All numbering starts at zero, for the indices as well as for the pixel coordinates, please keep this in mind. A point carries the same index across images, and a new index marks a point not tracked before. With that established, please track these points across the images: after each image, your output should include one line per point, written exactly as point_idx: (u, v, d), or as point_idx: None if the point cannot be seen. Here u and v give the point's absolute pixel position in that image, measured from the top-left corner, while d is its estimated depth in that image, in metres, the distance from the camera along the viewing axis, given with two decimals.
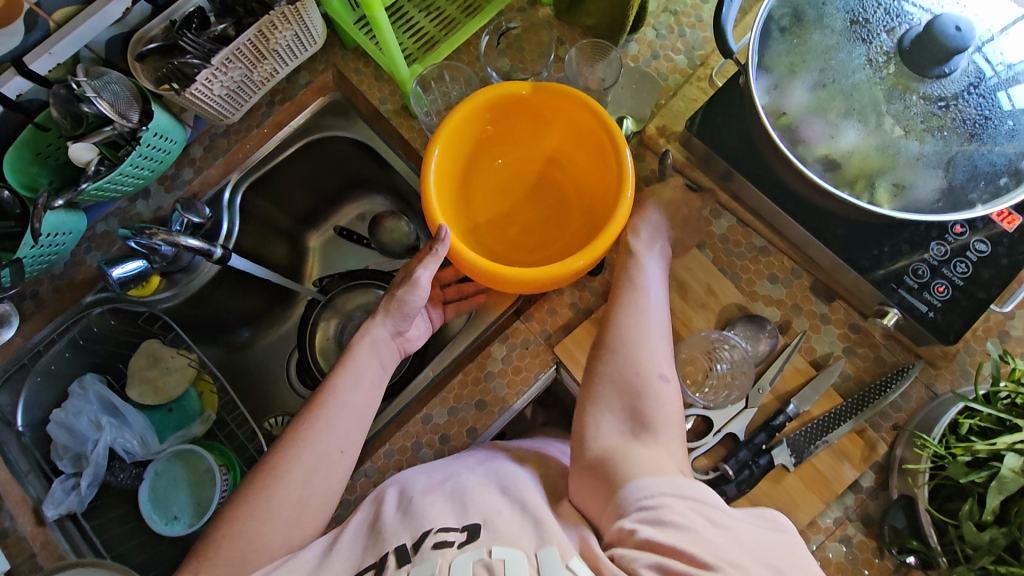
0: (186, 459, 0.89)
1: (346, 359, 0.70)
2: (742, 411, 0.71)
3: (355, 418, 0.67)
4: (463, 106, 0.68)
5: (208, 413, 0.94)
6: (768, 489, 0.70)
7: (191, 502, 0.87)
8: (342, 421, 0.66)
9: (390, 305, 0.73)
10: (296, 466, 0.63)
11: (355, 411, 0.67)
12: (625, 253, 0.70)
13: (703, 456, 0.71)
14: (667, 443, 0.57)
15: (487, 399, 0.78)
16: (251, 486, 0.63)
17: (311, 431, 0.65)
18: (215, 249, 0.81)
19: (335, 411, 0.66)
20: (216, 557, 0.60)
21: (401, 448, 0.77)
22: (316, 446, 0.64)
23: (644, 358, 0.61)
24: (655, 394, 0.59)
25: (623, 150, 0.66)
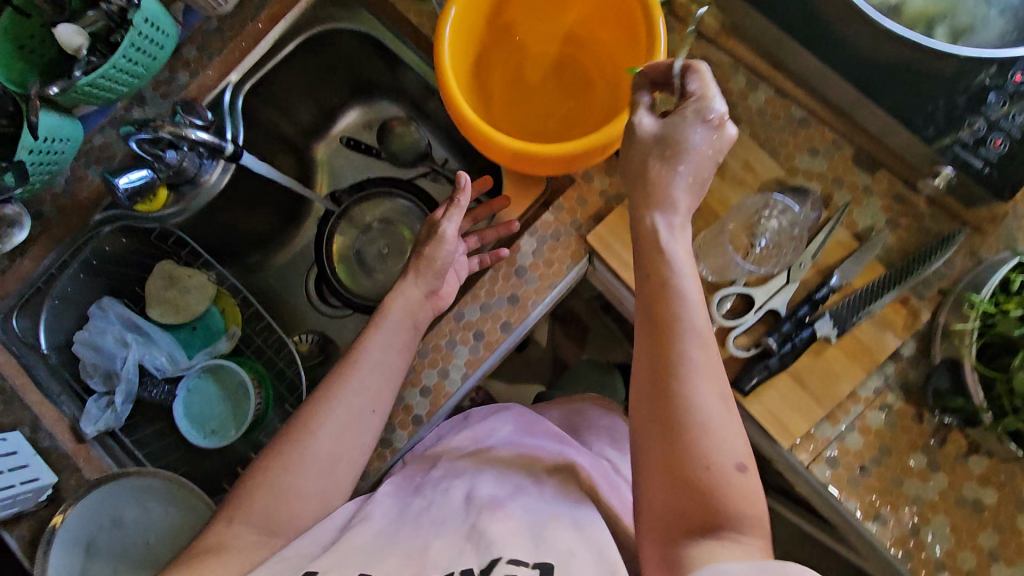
0: (217, 375, 0.89)
1: (378, 319, 0.70)
2: (784, 286, 0.69)
3: (385, 376, 0.67)
4: None
5: (234, 330, 0.92)
6: (811, 364, 0.69)
7: (228, 416, 0.88)
8: (373, 379, 0.66)
9: (422, 264, 0.73)
10: (324, 422, 0.63)
11: (387, 367, 0.67)
12: (654, 281, 0.55)
13: (743, 334, 0.70)
14: (752, 543, 0.47)
15: (519, 293, 0.76)
16: (276, 450, 0.62)
17: (344, 386, 0.65)
18: (226, 144, 0.78)
19: (367, 367, 0.66)
20: (259, 494, 0.60)
21: (435, 346, 0.76)
22: (351, 398, 0.64)
23: (716, 448, 0.49)
24: (729, 487, 0.49)
25: (655, 10, 0.60)
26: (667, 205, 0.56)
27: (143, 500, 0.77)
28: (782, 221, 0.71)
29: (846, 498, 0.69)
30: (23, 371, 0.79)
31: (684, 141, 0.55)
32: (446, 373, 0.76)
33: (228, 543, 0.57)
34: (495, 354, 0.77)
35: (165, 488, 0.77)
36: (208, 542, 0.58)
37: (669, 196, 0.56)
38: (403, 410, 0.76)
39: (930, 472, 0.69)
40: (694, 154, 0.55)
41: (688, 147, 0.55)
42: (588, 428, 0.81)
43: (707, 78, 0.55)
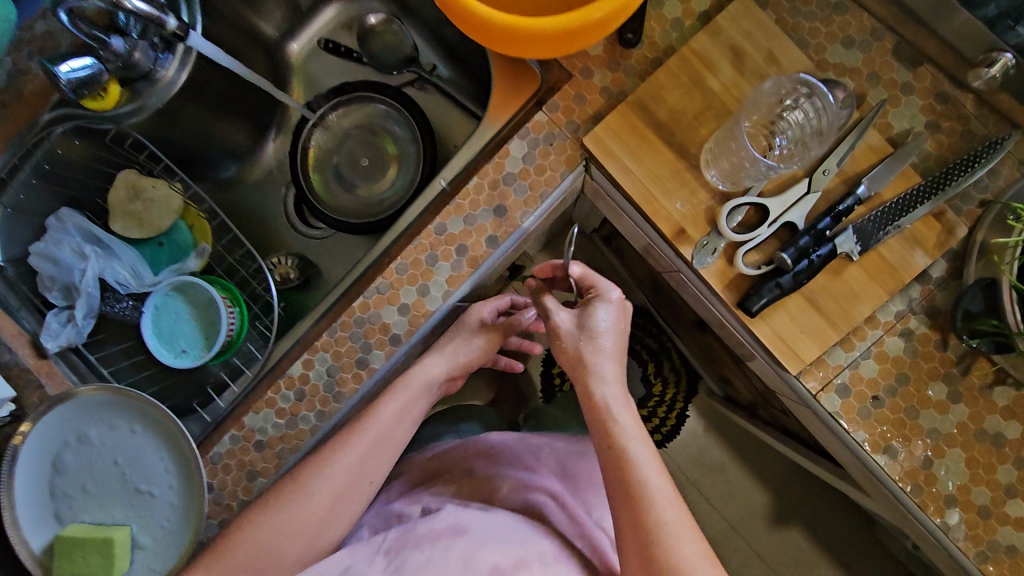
0: (185, 292, 0.84)
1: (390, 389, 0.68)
2: (803, 197, 0.62)
3: (385, 446, 0.65)
4: None
5: (203, 246, 0.87)
6: (826, 284, 0.63)
7: (199, 336, 0.83)
8: (373, 452, 0.65)
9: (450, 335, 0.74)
10: (304, 494, 0.62)
11: (388, 442, 0.66)
12: (597, 414, 0.63)
13: (754, 251, 0.63)
14: None
15: (506, 204, 0.69)
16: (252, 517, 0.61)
17: (344, 453, 0.64)
18: (168, 19, 0.68)
19: (367, 437, 0.65)
20: (239, 544, 0.60)
21: (414, 262, 0.70)
22: (350, 469, 0.63)
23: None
24: None
25: None
26: (603, 376, 0.64)
27: (108, 418, 0.73)
28: (810, 108, 0.63)
29: (855, 429, 0.64)
30: None
31: (596, 324, 0.66)
32: (425, 290, 0.70)
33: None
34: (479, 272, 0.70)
35: (126, 406, 0.72)
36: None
37: (599, 361, 0.65)
38: (380, 329, 0.70)
39: (950, 404, 0.64)
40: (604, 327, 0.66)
41: (599, 329, 0.66)
42: (590, 479, 0.75)
43: (593, 272, 0.70)
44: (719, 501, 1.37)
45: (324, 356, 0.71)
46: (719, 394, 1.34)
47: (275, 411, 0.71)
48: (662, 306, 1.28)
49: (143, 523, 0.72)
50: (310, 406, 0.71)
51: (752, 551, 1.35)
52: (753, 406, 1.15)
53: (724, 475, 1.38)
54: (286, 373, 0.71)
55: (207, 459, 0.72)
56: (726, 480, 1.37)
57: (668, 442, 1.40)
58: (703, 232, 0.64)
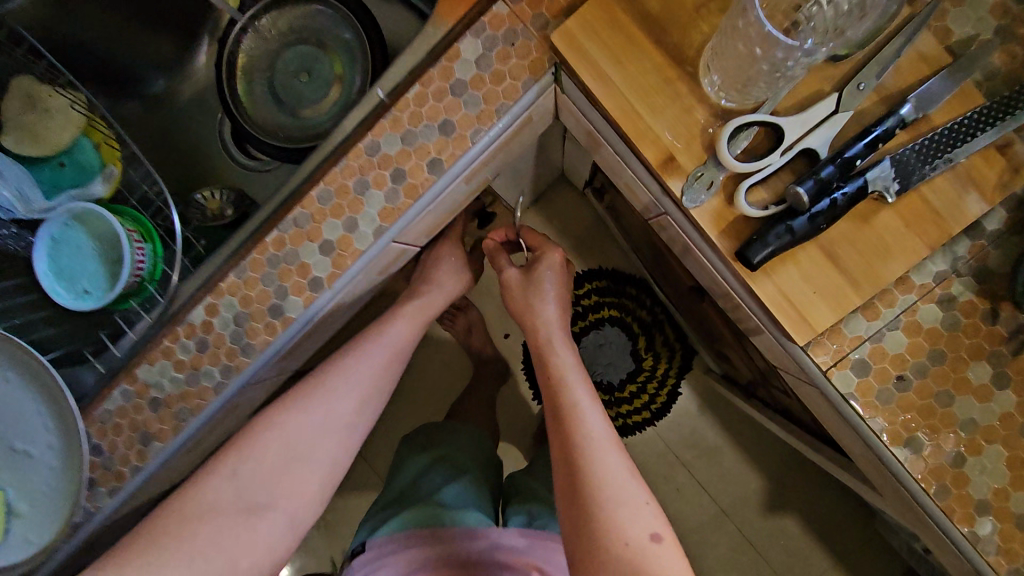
0: (88, 224, 0.71)
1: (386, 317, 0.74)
2: (829, 118, 0.48)
3: (388, 360, 0.69)
4: None
5: (110, 169, 0.74)
6: (850, 233, 0.49)
7: (105, 275, 0.71)
8: (377, 364, 0.68)
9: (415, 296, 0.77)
10: (318, 410, 0.62)
11: (394, 357, 0.70)
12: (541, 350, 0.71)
13: (761, 187, 0.50)
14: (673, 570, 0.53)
15: (454, 119, 0.55)
16: (252, 432, 0.60)
17: (349, 363, 0.67)
18: None
19: (369, 349, 0.69)
20: (253, 450, 0.59)
21: (341, 189, 0.57)
22: (355, 374, 0.66)
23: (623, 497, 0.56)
24: (640, 517, 0.55)
25: None
26: (546, 316, 0.73)
27: None
28: None
29: (872, 415, 0.52)
30: None
31: (540, 281, 0.75)
32: (353, 225, 0.57)
33: (206, 496, 0.56)
34: (421, 205, 0.57)
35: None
36: (194, 499, 0.56)
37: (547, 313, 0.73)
38: (298, 270, 0.58)
39: (994, 390, 0.51)
40: (547, 280, 0.75)
41: (543, 283, 0.75)
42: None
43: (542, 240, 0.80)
44: (710, 485, 1.27)
45: (230, 300, 0.59)
46: (716, 372, 1.23)
47: (174, 363, 0.60)
48: (658, 272, 1.16)
49: (21, 488, 0.61)
50: (213, 359, 0.59)
51: (743, 540, 1.25)
52: (752, 386, 1.04)
53: (718, 459, 1.27)
54: (188, 319, 0.59)
55: (96, 417, 0.61)
56: (720, 464, 1.27)
57: (658, 421, 1.29)
58: (697, 161, 0.51)
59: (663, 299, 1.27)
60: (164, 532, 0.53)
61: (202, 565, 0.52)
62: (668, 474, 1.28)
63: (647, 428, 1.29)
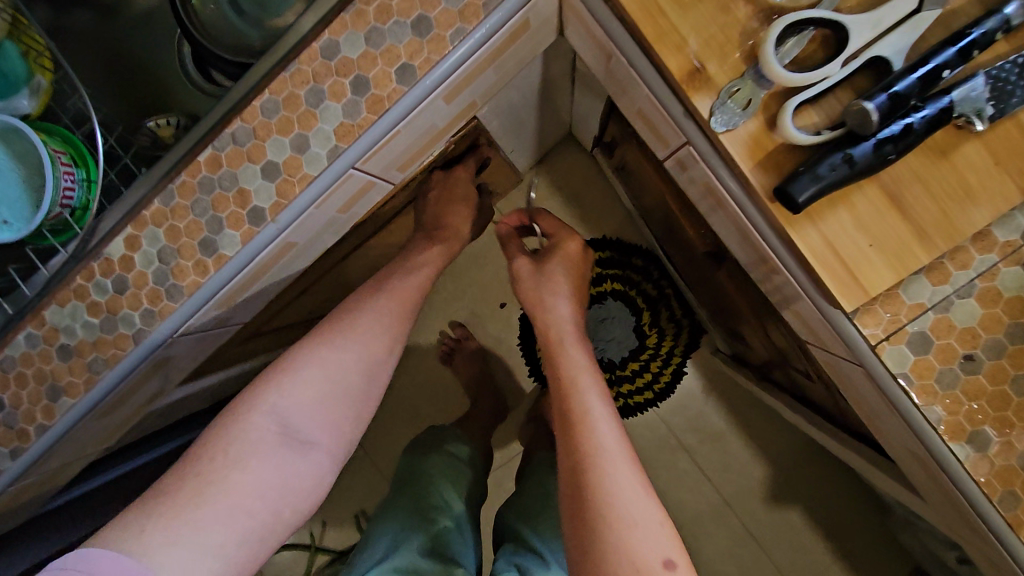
0: (6, 141, 0.60)
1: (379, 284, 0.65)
2: (908, 19, 0.37)
3: (387, 333, 0.61)
4: None
5: (38, 81, 0.63)
6: (924, 171, 0.39)
7: (28, 203, 0.61)
8: (377, 328, 0.60)
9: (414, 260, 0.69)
10: (336, 352, 0.58)
11: (386, 333, 0.61)
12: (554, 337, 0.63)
13: (811, 108, 0.39)
14: None
15: (431, 16, 0.45)
16: (266, 375, 0.56)
17: (351, 327, 0.59)
18: None
19: (371, 311, 0.61)
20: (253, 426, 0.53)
21: (290, 100, 0.47)
22: (355, 343, 0.59)
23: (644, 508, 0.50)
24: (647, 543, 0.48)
25: None
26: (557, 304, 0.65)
27: None
28: None
29: (928, 404, 0.42)
30: None
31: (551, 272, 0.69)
32: (303, 144, 0.47)
33: (244, 434, 0.52)
34: (388, 126, 0.47)
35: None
36: (191, 480, 0.49)
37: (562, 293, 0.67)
38: (235, 197, 0.48)
39: None
40: (559, 273, 0.69)
41: (554, 276, 0.69)
42: None
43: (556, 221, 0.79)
44: (712, 472, 1.18)
45: (154, 232, 0.49)
46: (726, 353, 1.14)
47: (88, 305, 0.50)
48: (669, 241, 1.05)
49: None
50: (134, 303, 0.49)
51: (744, 532, 1.17)
52: (768, 367, 0.96)
53: (722, 446, 1.18)
54: (104, 253, 0.49)
55: None
56: (724, 452, 1.18)
57: (660, 403, 1.20)
58: (732, 74, 0.40)
59: (672, 274, 1.17)
60: (191, 481, 0.49)
61: (245, 512, 0.49)
62: (667, 459, 1.19)
63: (648, 410, 1.20)
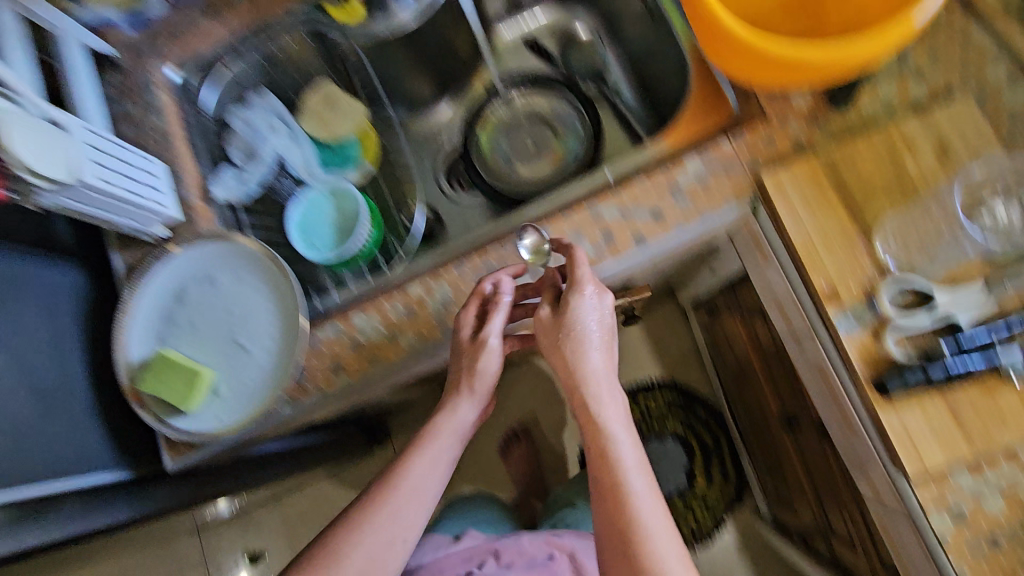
0: (338, 198, 0.90)
1: (409, 457, 0.74)
2: (976, 300, 0.60)
3: (418, 507, 0.72)
4: None
5: (366, 165, 0.96)
6: (974, 397, 0.59)
7: (333, 238, 0.89)
8: (407, 513, 0.71)
9: (461, 383, 0.76)
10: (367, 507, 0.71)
11: (422, 496, 0.73)
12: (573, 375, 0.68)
13: (905, 336, 0.61)
14: None
15: (665, 211, 0.70)
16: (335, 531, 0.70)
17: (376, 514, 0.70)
18: None
19: (395, 500, 0.71)
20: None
21: (560, 233, 0.73)
22: (377, 537, 0.69)
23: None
24: None
25: None
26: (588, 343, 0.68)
27: (239, 272, 0.77)
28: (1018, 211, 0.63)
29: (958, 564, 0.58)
30: (184, 124, 0.87)
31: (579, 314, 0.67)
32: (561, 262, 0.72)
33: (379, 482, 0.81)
34: (619, 264, 0.72)
35: (259, 267, 0.77)
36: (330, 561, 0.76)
37: (587, 375, 0.67)
38: (506, 282, 0.73)
39: None
40: (582, 319, 0.67)
41: (581, 322, 0.67)
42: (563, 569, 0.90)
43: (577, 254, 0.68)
44: None
45: (444, 287, 0.75)
46: (766, 516, 1.26)
47: (381, 319, 0.75)
48: (738, 401, 1.25)
49: (228, 376, 0.74)
50: (415, 326, 0.74)
51: None
52: (809, 536, 1.08)
53: None
54: (405, 290, 0.75)
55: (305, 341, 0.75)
56: None
57: (697, 548, 1.31)
58: (855, 300, 0.62)
59: (731, 431, 1.33)
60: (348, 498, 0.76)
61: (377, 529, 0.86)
62: None
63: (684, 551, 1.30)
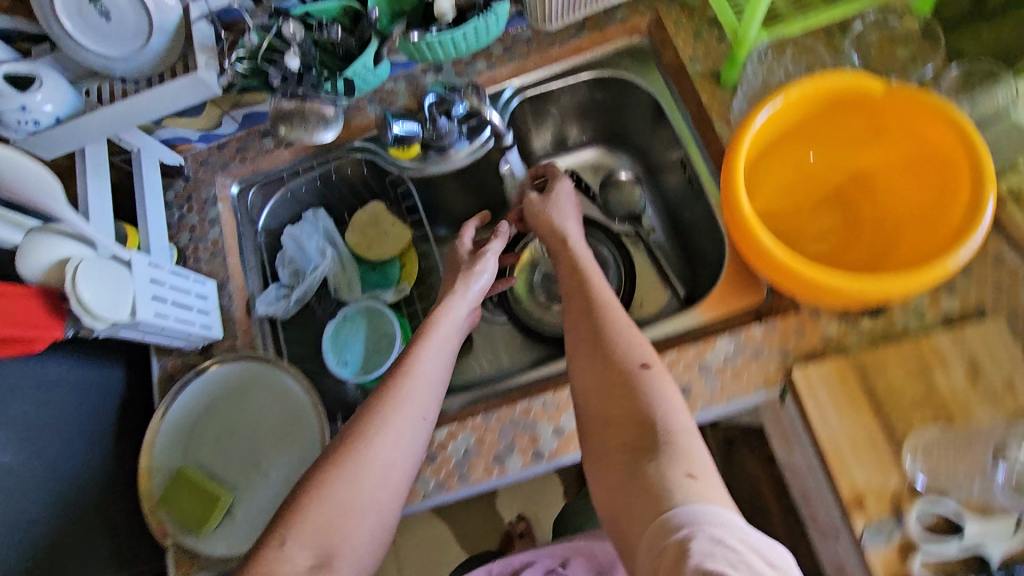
0: (371, 318, 0.93)
1: (427, 329, 0.73)
2: (1008, 535, 0.59)
3: (431, 389, 0.69)
4: (802, 84, 0.67)
5: (404, 286, 0.98)
6: None
7: (364, 356, 0.91)
8: (421, 391, 0.68)
9: (455, 280, 0.81)
10: (368, 441, 0.64)
11: (433, 381, 0.70)
12: (557, 230, 0.86)
13: (935, 561, 0.60)
14: (690, 455, 0.57)
15: (692, 390, 0.71)
16: (339, 444, 0.64)
17: (386, 405, 0.66)
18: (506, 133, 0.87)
19: (413, 384, 0.68)
20: (314, 507, 0.60)
21: None
22: (404, 413, 0.66)
23: (670, 411, 0.61)
24: (645, 383, 0.64)
25: (986, 177, 0.58)
26: (564, 213, 0.88)
27: (275, 402, 0.78)
28: None
29: None
30: (239, 235, 0.93)
31: (557, 188, 0.91)
32: None
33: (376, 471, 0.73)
34: None
35: (298, 410, 0.77)
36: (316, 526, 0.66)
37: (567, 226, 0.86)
38: (529, 439, 0.73)
39: None
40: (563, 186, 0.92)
41: (564, 197, 0.90)
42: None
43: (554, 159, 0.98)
44: None
45: (466, 436, 0.74)
46: None
47: None
48: None
49: (245, 499, 0.75)
50: (434, 472, 0.73)
51: None
52: None
53: None
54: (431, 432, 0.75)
55: None
56: None
57: None
58: (884, 515, 0.62)
59: None
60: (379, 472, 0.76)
61: None
62: None
63: None
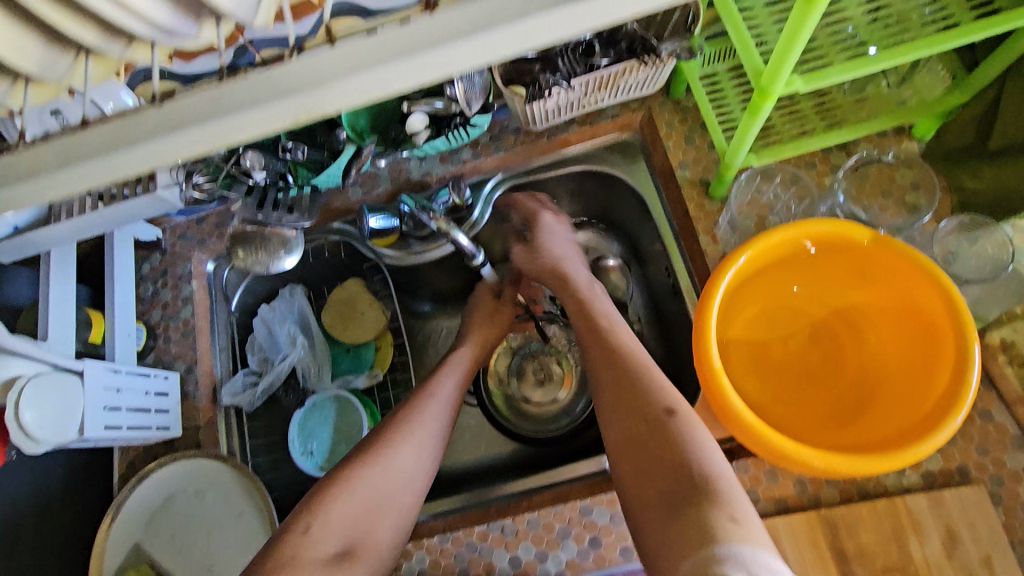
0: (340, 406, 0.91)
1: (447, 360, 0.82)
2: None
3: (447, 410, 0.76)
4: (786, 228, 0.63)
5: (377, 372, 0.96)
6: None
7: (329, 447, 0.89)
8: (440, 409, 0.75)
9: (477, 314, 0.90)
10: (386, 455, 0.68)
11: (450, 402, 0.76)
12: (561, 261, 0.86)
13: None
14: (730, 494, 0.53)
15: None
16: (357, 456, 0.68)
17: (409, 415, 0.72)
18: (477, 255, 0.84)
19: (436, 402, 0.75)
20: (332, 505, 0.64)
21: (547, 524, 0.73)
22: (426, 426, 0.72)
23: (703, 452, 0.57)
24: (672, 429, 0.60)
25: (970, 349, 0.56)
26: (561, 246, 0.88)
27: (234, 505, 0.80)
28: None
29: None
30: (210, 315, 0.90)
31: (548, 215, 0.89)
32: (544, 556, 0.72)
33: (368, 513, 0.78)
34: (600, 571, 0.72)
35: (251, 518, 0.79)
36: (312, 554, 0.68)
37: (565, 259, 0.86)
38: (484, 565, 0.73)
39: None
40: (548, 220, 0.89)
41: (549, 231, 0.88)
42: None
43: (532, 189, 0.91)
44: None
45: (423, 555, 0.74)
46: None
47: None
48: None
49: None
50: None
51: None
52: None
53: None
54: None
55: None
56: None
57: None
58: None
59: None
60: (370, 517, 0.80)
61: None
62: None
63: None
